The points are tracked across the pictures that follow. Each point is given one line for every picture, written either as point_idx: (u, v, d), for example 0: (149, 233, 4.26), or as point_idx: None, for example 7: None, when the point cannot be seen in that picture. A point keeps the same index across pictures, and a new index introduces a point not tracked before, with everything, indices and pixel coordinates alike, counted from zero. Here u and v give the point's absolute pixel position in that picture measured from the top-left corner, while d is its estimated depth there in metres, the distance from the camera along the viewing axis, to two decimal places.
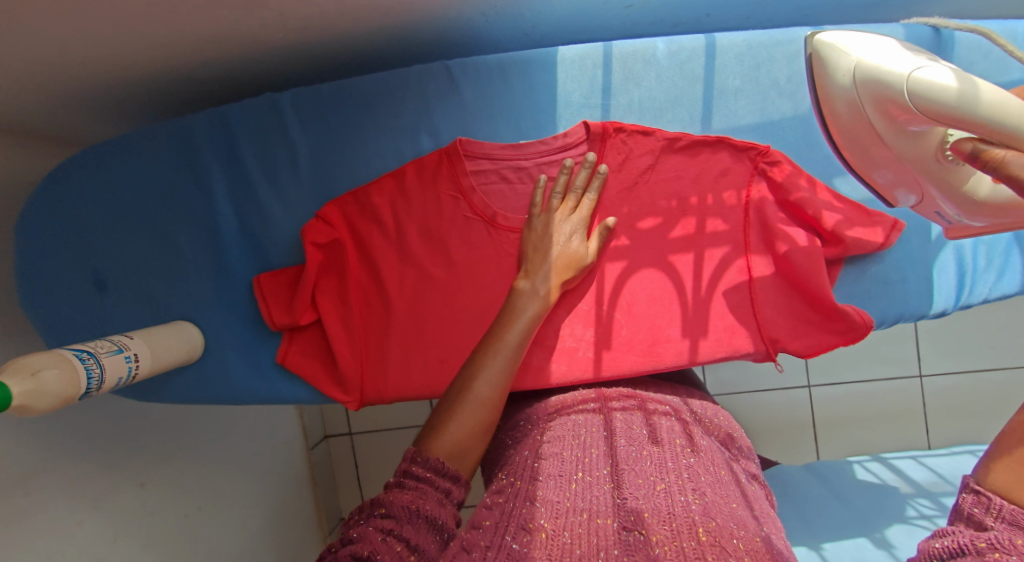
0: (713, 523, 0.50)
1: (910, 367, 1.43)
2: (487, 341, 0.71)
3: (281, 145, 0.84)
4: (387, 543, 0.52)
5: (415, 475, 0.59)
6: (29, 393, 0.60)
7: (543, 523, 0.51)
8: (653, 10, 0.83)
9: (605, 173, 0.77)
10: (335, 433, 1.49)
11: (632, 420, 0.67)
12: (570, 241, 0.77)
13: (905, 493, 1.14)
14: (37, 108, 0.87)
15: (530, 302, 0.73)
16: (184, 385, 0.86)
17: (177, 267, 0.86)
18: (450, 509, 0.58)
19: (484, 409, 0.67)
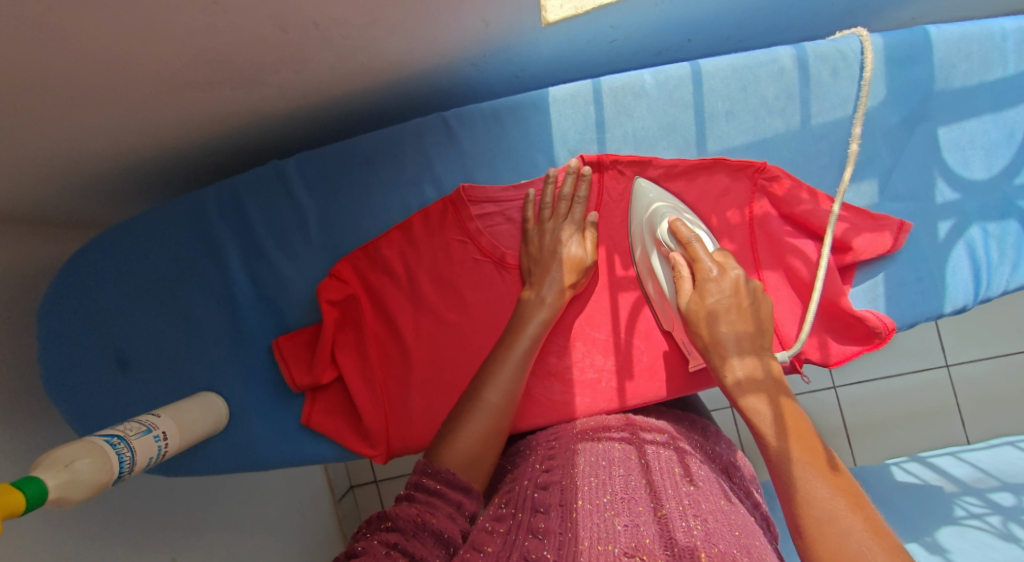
0: (716, 549, 0.50)
1: (934, 359, 1.42)
2: (499, 355, 0.73)
3: (289, 208, 0.86)
4: (391, 556, 0.52)
5: (426, 487, 0.59)
6: (65, 485, 0.60)
7: (545, 553, 0.51)
8: (636, 42, 0.85)
9: (588, 175, 0.80)
10: (360, 483, 1.48)
11: (628, 450, 0.66)
12: (569, 246, 0.79)
13: (950, 492, 1.11)
14: (52, 198, 0.90)
15: (538, 309, 0.76)
16: (210, 456, 0.86)
17: (197, 339, 0.87)
18: (461, 523, 0.57)
19: (494, 416, 0.69)
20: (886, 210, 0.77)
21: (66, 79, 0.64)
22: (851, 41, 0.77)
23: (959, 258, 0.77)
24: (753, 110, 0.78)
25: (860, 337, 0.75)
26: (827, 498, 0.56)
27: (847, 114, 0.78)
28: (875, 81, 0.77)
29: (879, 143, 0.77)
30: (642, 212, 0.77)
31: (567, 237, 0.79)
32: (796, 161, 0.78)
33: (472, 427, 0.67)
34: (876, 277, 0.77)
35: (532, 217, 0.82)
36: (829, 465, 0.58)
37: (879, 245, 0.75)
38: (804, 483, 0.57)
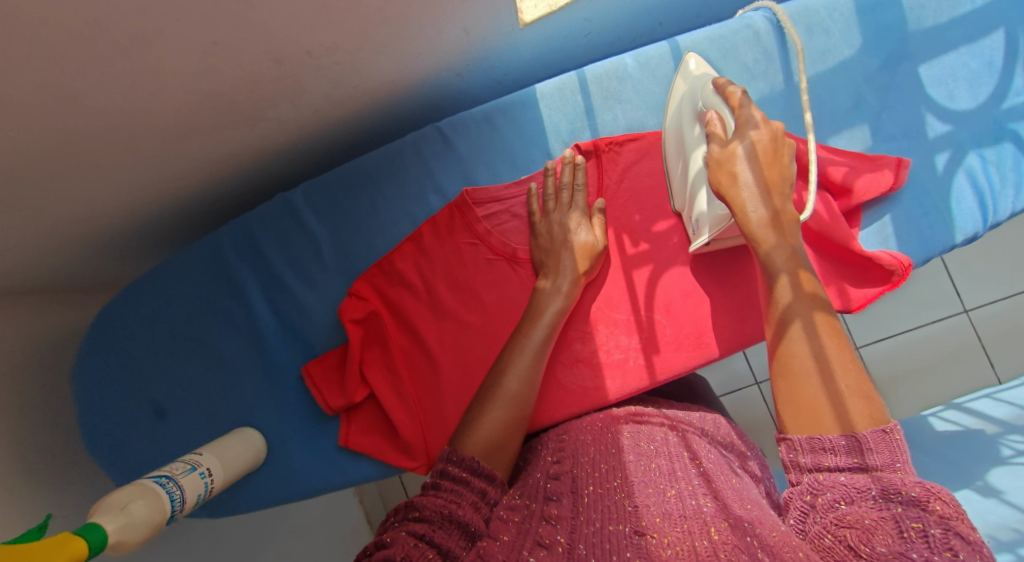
0: (726, 523, 0.54)
1: (952, 304, 1.42)
2: (515, 343, 0.75)
3: (302, 237, 0.88)
4: (420, 547, 0.53)
5: (452, 475, 0.61)
6: (124, 528, 0.61)
7: (558, 538, 0.54)
8: (611, 31, 0.89)
9: (583, 163, 0.82)
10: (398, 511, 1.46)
11: (639, 436, 0.70)
12: (578, 233, 0.80)
13: (993, 433, 1.10)
14: (73, 262, 0.93)
15: (553, 299, 0.77)
16: (254, 491, 0.87)
17: (228, 377, 0.89)
18: (485, 510, 0.59)
19: (515, 402, 0.70)
20: (882, 151, 0.78)
21: (80, 141, 0.67)
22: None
23: (961, 186, 0.77)
24: (735, 75, 0.80)
25: (878, 278, 0.76)
26: (846, 398, 0.57)
27: (829, 65, 0.79)
28: (851, 30, 0.79)
29: (864, 89, 0.79)
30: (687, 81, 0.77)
31: (575, 223, 0.81)
32: (785, 119, 0.79)
33: (491, 414, 0.68)
34: (883, 218, 0.78)
35: (538, 206, 0.83)
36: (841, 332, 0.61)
37: (879, 183, 0.76)
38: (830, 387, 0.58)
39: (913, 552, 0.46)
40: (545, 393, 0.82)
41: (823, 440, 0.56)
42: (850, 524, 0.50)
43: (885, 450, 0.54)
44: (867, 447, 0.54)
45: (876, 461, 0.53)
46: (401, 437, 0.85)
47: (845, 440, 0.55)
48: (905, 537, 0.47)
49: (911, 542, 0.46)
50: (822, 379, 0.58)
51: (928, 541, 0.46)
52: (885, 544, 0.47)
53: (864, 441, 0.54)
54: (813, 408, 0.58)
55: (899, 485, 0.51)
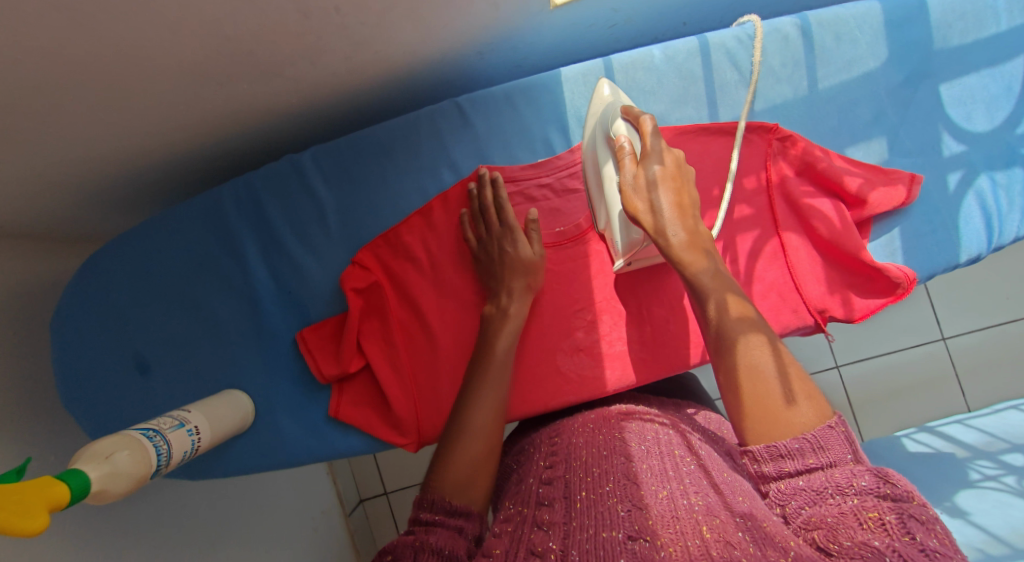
0: (717, 521, 0.53)
1: (931, 332, 1.44)
2: (479, 372, 0.75)
3: (308, 202, 0.86)
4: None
5: (424, 519, 0.62)
6: (106, 477, 0.58)
7: (551, 545, 0.54)
8: (635, 26, 0.89)
9: (500, 178, 0.81)
10: (371, 496, 1.46)
11: (632, 437, 0.68)
12: (520, 253, 0.80)
13: (962, 457, 1.12)
14: (62, 208, 0.89)
15: (502, 321, 0.78)
16: (237, 456, 0.85)
17: (218, 339, 0.86)
18: (462, 542, 0.60)
19: (485, 435, 0.70)
20: (897, 166, 0.79)
21: (92, 76, 0.64)
22: (849, 9, 0.79)
23: (970, 206, 0.79)
24: (761, 76, 0.80)
25: (882, 289, 0.77)
26: (797, 395, 0.58)
27: (853, 77, 0.79)
28: (878, 43, 0.79)
29: (885, 103, 0.80)
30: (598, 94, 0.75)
31: (510, 240, 0.81)
32: (806, 125, 0.79)
33: (463, 447, 0.69)
34: (892, 231, 0.79)
35: (467, 223, 0.83)
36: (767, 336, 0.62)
37: (893, 197, 0.77)
38: (783, 383, 0.59)
39: (875, 539, 0.47)
40: (544, 381, 0.83)
41: (779, 447, 0.56)
42: (817, 527, 0.51)
43: (834, 444, 0.55)
44: (817, 445, 0.55)
45: (828, 456, 0.55)
46: (393, 411, 0.84)
47: (799, 443, 0.56)
48: (866, 526, 0.49)
49: (872, 531, 0.48)
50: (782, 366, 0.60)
51: (888, 528, 0.48)
52: (850, 538, 0.48)
53: (816, 439, 0.55)
54: (776, 411, 0.58)
55: (851, 477, 0.53)
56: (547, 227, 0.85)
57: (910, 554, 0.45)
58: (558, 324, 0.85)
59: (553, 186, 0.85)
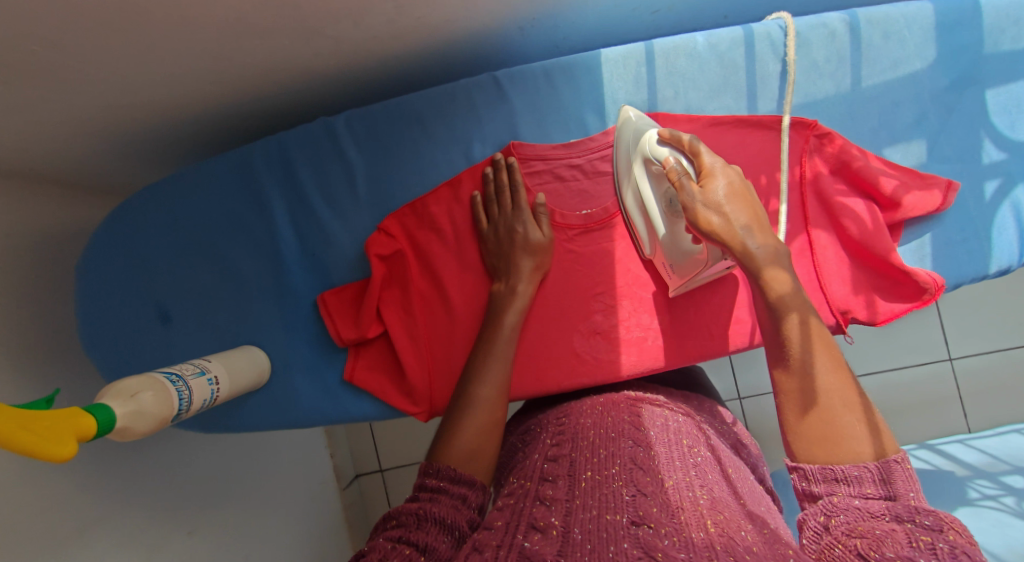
0: (721, 516, 0.53)
1: (941, 351, 1.43)
2: (488, 350, 0.76)
3: (338, 164, 0.86)
4: (397, 548, 0.55)
5: (430, 486, 0.62)
6: (132, 415, 0.61)
7: (553, 521, 0.52)
8: (676, 14, 0.87)
9: (514, 162, 0.82)
10: (366, 472, 1.47)
11: (638, 422, 0.66)
12: (529, 235, 0.81)
13: (962, 476, 1.11)
14: (93, 154, 0.90)
15: (510, 299, 0.79)
16: (249, 412, 0.86)
17: (240, 295, 0.87)
18: (466, 513, 0.60)
19: (491, 409, 0.71)
20: (934, 171, 0.79)
21: (138, 20, 0.65)
22: (900, 8, 0.78)
23: (1006, 217, 0.78)
24: (803, 71, 0.79)
25: (909, 294, 0.77)
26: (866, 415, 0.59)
27: (897, 78, 0.78)
28: (927, 45, 0.78)
29: (928, 107, 0.79)
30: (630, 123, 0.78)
31: (520, 223, 0.81)
32: (846, 123, 0.79)
33: (468, 421, 0.69)
34: (923, 237, 0.78)
35: (479, 207, 0.83)
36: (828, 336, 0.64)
37: (928, 202, 0.77)
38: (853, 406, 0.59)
39: (920, 557, 0.46)
40: (559, 361, 0.84)
41: (835, 470, 0.56)
42: (861, 536, 0.50)
43: (897, 480, 0.54)
44: (878, 476, 0.55)
45: (889, 489, 0.54)
46: (408, 379, 0.85)
47: (857, 470, 0.56)
48: (915, 545, 0.48)
49: (919, 551, 0.47)
50: (848, 391, 0.60)
51: (937, 553, 0.47)
52: (894, 550, 0.47)
53: (876, 470, 0.55)
54: (840, 436, 0.58)
55: (913, 512, 0.51)
56: (574, 208, 0.85)
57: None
58: (577, 306, 0.85)
59: (583, 168, 0.85)
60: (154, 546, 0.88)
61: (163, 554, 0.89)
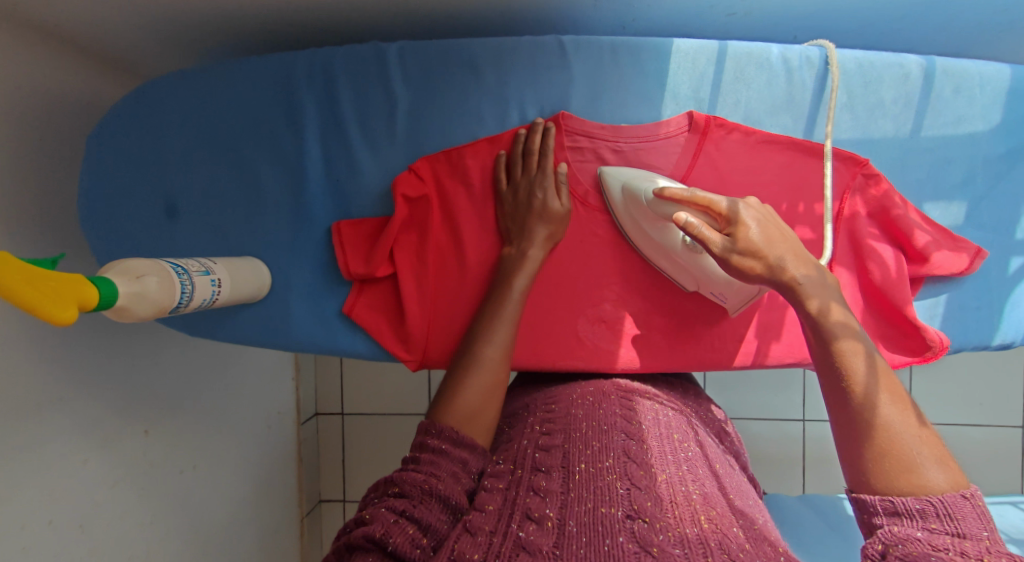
0: (714, 512, 0.53)
1: None
2: (493, 312, 0.75)
3: (381, 95, 0.82)
4: (400, 523, 0.52)
5: (432, 447, 0.61)
6: (133, 295, 0.59)
7: (548, 512, 0.52)
8: (752, 23, 0.84)
9: (548, 125, 0.79)
10: (326, 411, 1.47)
11: (630, 414, 0.66)
12: (551, 204, 0.80)
13: None
14: (122, 28, 0.84)
15: (521, 263, 0.78)
16: (237, 324, 0.84)
17: (251, 205, 0.84)
18: (464, 482, 0.58)
19: (493, 371, 0.70)
20: (967, 236, 0.81)
21: None
22: (979, 65, 0.79)
23: (1022, 294, 0.82)
24: (868, 107, 0.79)
25: (913, 348, 0.79)
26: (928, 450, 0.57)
27: (956, 133, 0.80)
28: (994, 108, 0.79)
29: (978, 168, 0.81)
30: (616, 182, 0.79)
31: (541, 189, 0.79)
32: (894, 169, 0.80)
33: (470, 385, 0.68)
34: (938, 296, 0.81)
35: (503, 166, 0.82)
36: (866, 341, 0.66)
37: (954, 264, 0.79)
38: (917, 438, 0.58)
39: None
40: (559, 341, 0.84)
41: (897, 501, 0.56)
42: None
43: (968, 519, 0.53)
44: (947, 509, 0.54)
45: (956, 524, 0.53)
46: (407, 325, 0.84)
47: (920, 503, 0.55)
48: None
49: None
50: (910, 424, 0.58)
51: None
52: None
53: (942, 503, 0.54)
54: (911, 467, 0.57)
55: (982, 553, 0.50)
56: None
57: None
58: (590, 290, 0.85)
59: (626, 155, 0.81)
60: (109, 438, 0.87)
61: (117, 447, 0.88)
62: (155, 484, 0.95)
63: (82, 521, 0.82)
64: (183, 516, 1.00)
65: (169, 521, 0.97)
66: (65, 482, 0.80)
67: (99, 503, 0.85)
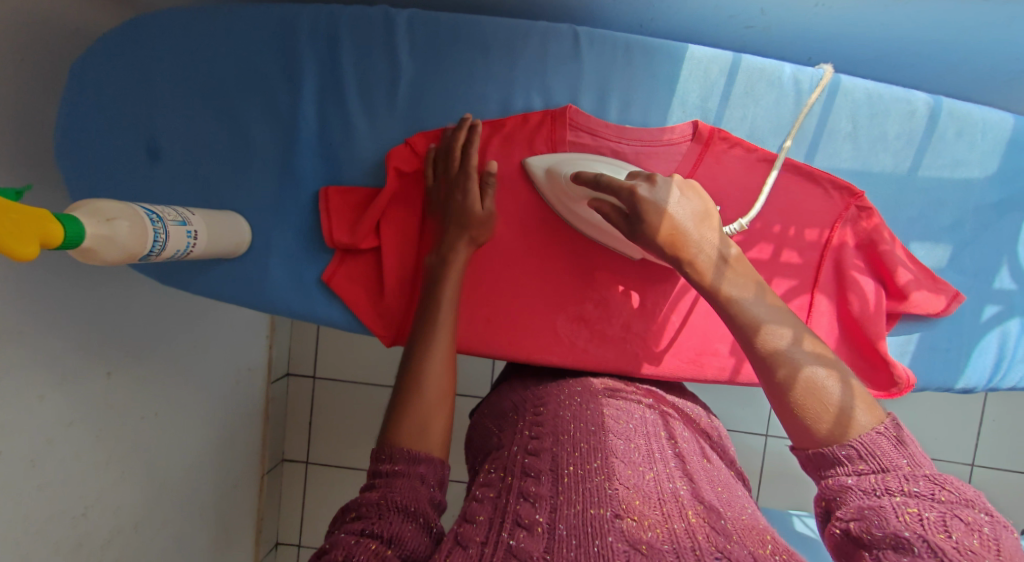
0: (703, 506, 0.53)
1: None
2: (428, 319, 0.72)
3: (385, 62, 0.80)
4: (362, 541, 0.50)
5: (387, 468, 0.59)
6: (101, 238, 0.57)
7: (538, 518, 0.51)
8: (768, 40, 0.83)
9: (472, 121, 0.77)
10: (298, 373, 1.46)
11: (617, 414, 0.66)
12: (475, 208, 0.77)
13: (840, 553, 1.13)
14: None
15: (450, 269, 0.75)
16: (212, 279, 0.82)
17: (239, 159, 0.82)
18: (424, 495, 0.57)
19: (439, 383, 0.67)
20: (948, 278, 0.83)
21: None
22: (984, 112, 0.80)
23: (990, 342, 0.84)
24: (871, 139, 0.79)
25: (881, 383, 0.81)
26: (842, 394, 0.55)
27: (951, 176, 0.81)
28: (991, 156, 0.81)
29: (968, 214, 0.82)
30: (535, 164, 0.79)
31: (461, 191, 0.78)
32: (887, 204, 0.80)
33: (416, 401, 0.64)
34: (911, 334, 0.83)
35: (430, 162, 0.80)
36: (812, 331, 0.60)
37: (932, 304, 0.80)
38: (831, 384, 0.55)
39: (907, 531, 0.45)
40: (536, 334, 0.84)
41: (828, 454, 0.53)
42: (853, 518, 0.49)
43: (887, 451, 0.52)
44: (872, 451, 0.52)
45: (882, 462, 0.51)
46: (386, 298, 0.84)
47: (847, 449, 0.53)
48: (904, 520, 0.46)
49: (909, 527, 0.46)
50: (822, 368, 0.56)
51: (924, 524, 0.46)
52: (882, 529, 0.47)
53: (867, 444, 0.52)
54: (834, 416, 0.54)
55: (905, 482, 0.49)
56: None
57: (941, 547, 0.44)
58: (574, 287, 0.84)
59: (627, 157, 0.79)
60: (69, 375, 0.84)
61: (78, 385, 0.86)
62: (112, 425, 0.92)
63: (35, 457, 0.79)
64: (140, 462, 0.99)
65: (125, 465, 0.95)
66: (20, 416, 0.77)
67: (53, 441, 0.82)
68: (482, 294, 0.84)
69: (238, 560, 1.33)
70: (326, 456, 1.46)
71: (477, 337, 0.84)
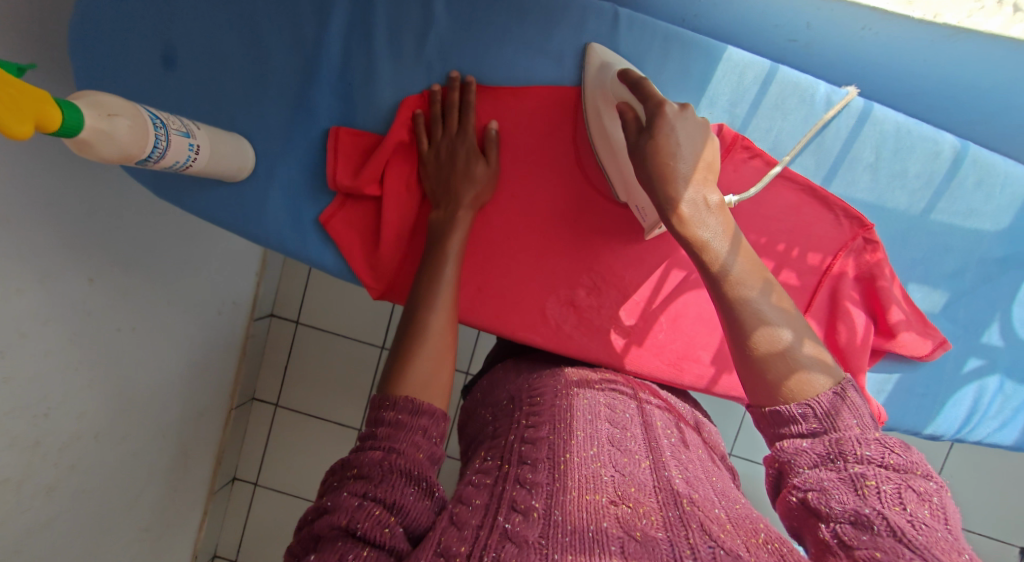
0: (695, 494, 0.53)
1: None
2: (433, 277, 0.70)
3: (418, 9, 0.77)
4: (365, 507, 0.48)
5: (388, 420, 0.56)
6: (98, 132, 0.56)
7: (534, 503, 0.50)
8: (808, 57, 0.82)
9: (469, 79, 0.78)
10: (281, 316, 1.45)
11: (612, 403, 0.66)
12: (476, 170, 0.77)
13: None
14: None
15: (457, 224, 0.75)
16: (207, 201, 0.80)
17: (254, 84, 0.79)
18: (426, 450, 0.54)
19: (440, 340, 0.65)
20: (937, 324, 0.83)
21: None
22: (1008, 165, 0.79)
23: (965, 395, 0.84)
24: (890, 174, 0.79)
25: None
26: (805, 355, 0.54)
27: (962, 224, 0.80)
28: (1005, 212, 0.81)
29: (971, 265, 0.82)
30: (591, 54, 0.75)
31: (465, 147, 0.78)
32: (893, 241, 0.80)
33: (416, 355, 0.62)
34: (890, 374, 0.83)
35: (422, 127, 0.79)
36: (813, 333, 0.57)
37: (917, 347, 0.80)
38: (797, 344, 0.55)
39: (866, 508, 0.45)
40: (525, 311, 0.83)
41: (784, 411, 0.53)
42: (811, 489, 0.48)
43: (841, 412, 0.51)
44: (825, 410, 0.51)
45: (834, 421, 0.51)
46: (379, 250, 0.83)
47: (803, 407, 0.52)
48: (860, 493, 0.46)
49: (866, 499, 0.46)
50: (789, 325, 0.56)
51: (881, 498, 0.46)
52: (841, 503, 0.46)
53: (824, 403, 0.52)
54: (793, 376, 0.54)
55: (857, 446, 0.49)
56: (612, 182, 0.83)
57: (898, 525, 0.44)
58: (569, 271, 0.84)
59: None
60: (50, 275, 0.82)
61: (59, 287, 0.84)
62: (87, 331, 0.91)
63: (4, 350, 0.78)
64: (110, 372, 0.98)
65: (95, 373, 0.95)
66: None
67: (26, 337, 0.81)
68: (479, 262, 0.83)
69: (193, 485, 1.33)
70: (297, 399, 1.47)
71: (467, 305, 0.83)
